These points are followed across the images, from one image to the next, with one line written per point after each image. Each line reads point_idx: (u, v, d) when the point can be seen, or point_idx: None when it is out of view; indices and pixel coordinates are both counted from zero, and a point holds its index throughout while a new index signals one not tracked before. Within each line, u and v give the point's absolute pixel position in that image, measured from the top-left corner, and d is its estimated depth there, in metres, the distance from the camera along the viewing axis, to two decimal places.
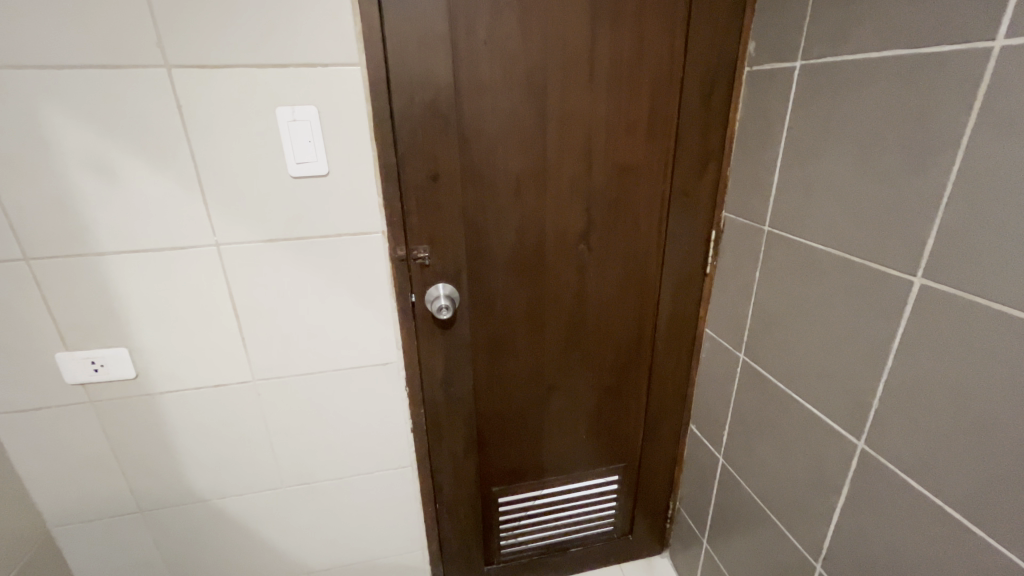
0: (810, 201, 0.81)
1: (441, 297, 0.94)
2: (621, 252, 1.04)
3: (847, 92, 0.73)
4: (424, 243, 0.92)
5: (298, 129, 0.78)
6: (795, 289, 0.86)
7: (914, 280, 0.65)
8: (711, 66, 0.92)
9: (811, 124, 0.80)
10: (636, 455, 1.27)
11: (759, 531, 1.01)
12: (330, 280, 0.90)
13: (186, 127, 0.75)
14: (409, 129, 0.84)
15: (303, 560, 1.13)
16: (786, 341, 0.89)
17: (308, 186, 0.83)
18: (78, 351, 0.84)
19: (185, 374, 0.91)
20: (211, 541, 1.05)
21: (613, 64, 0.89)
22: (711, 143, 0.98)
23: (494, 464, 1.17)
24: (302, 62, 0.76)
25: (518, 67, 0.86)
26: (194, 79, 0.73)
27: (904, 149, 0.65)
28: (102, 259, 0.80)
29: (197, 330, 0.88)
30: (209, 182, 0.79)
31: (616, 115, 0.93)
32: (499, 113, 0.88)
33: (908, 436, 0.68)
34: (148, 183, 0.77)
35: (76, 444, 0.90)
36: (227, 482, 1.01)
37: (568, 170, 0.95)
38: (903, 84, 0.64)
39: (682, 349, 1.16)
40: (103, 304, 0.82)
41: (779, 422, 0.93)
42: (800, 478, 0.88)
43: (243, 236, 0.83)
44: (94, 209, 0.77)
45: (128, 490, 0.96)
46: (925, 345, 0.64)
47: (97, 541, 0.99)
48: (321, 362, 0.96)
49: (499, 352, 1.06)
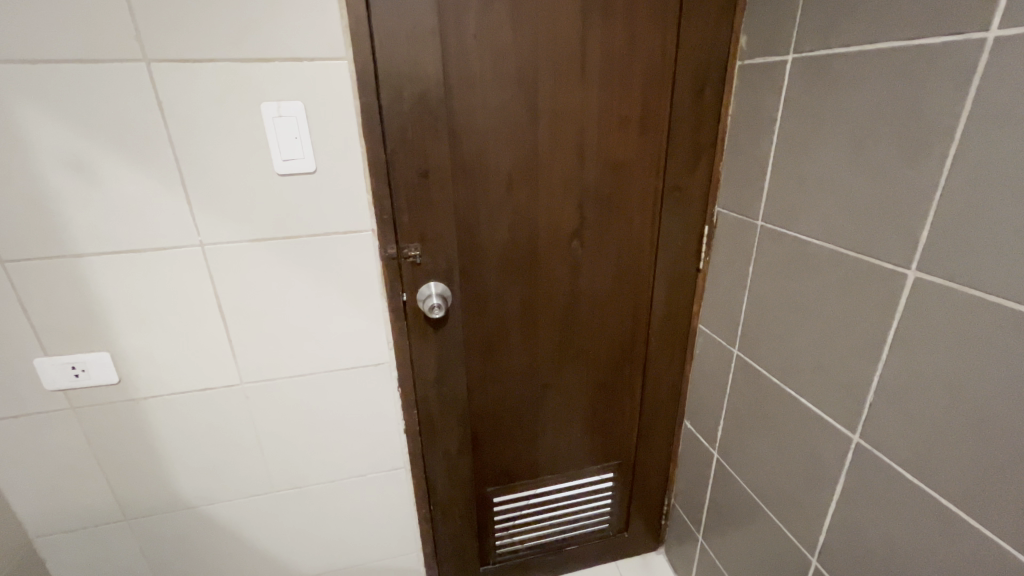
0: (804, 196, 0.80)
1: (433, 296, 0.93)
2: (614, 248, 1.03)
3: (839, 85, 0.72)
4: (415, 241, 0.90)
5: (283, 125, 0.76)
6: (788, 284, 0.86)
7: (909, 273, 0.65)
8: (703, 60, 0.92)
9: (804, 117, 0.79)
10: (632, 452, 1.26)
11: (754, 526, 1.01)
12: (320, 280, 0.88)
13: (168, 124, 0.73)
14: (398, 125, 0.82)
15: (295, 565, 1.11)
16: (780, 336, 0.89)
17: (295, 184, 0.81)
18: (58, 357, 0.81)
19: (170, 378, 0.88)
20: (201, 547, 1.03)
21: (605, 59, 0.88)
22: (703, 137, 0.98)
23: (489, 464, 1.16)
24: (287, 57, 0.74)
25: (508, 61, 0.84)
26: (175, 75, 0.71)
27: (897, 142, 0.65)
28: (82, 261, 0.77)
29: (184, 332, 0.86)
30: (193, 180, 0.77)
31: (609, 110, 0.92)
32: (491, 108, 0.86)
33: (903, 430, 0.68)
34: (128, 182, 0.75)
35: (58, 452, 0.88)
36: (215, 487, 0.98)
37: (561, 167, 0.94)
38: (896, 77, 0.64)
39: (676, 346, 1.16)
40: (84, 307, 0.80)
41: (774, 417, 0.92)
42: (796, 473, 0.88)
43: (229, 236, 0.81)
44: (74, 209, 0.74)
45: (113, 497, 0.93)
46: (919, 338, 0.65)
47: (82, 550, 0.96)
48: (312, 363, 0.94)
49: (493, 351, 1.05)
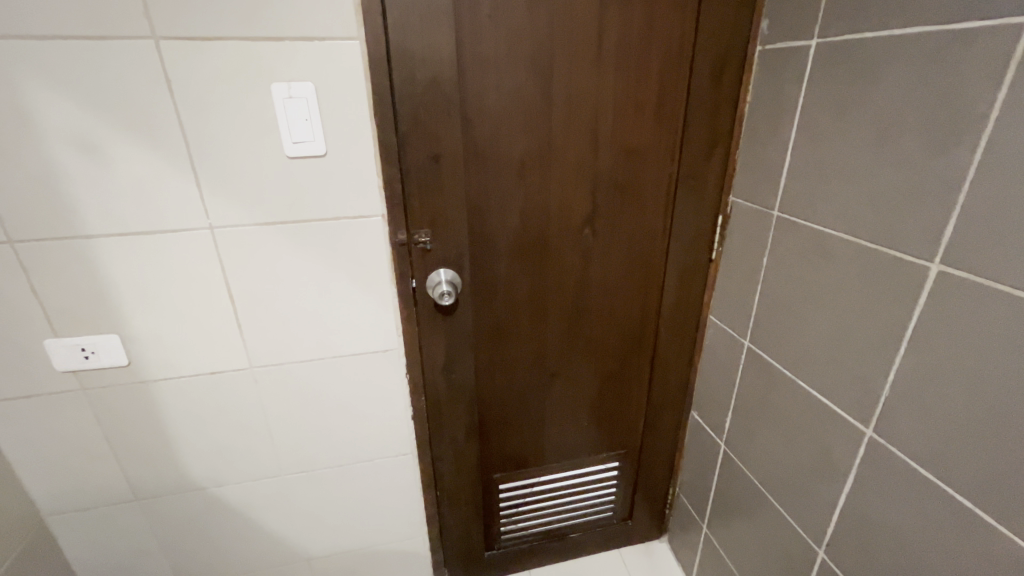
0: (823, 187, 0.79)
1: (442, 283, 0.92)
2: (626, 237, 1.02)
3: (865, 72, 0.70)
4: (425, 227, 0.89)
5: (294, 107, 0.75)
6: (804, 276, 0.84)
7: (931, 267, 0.64)
8: (723, 46, 0.90)
9: (826, 105, 0.77)
10: (638, 441, 1.26)
11: (760, 518, 1.01)
12: (329, 265, 0.87)
13: (177, 105, 0.72)
14: (411, 108, 0.81)
15: (303, 547, 1.12)
16: (793, 329, 0.88)
17: (305, 167, 0.80)
18: (68, 339, 0.81)
19: (180, 362, 0.88)
20: (210, 527, 1.04)
21: (621, 43, 0.86)
22: (720, 124, 0.96)
23: (495, 451, 1.17)
24: (297, 36, 0.72)
25: (524, 43, 0.82)
26: (183, 53, 0.70)
27: (925, 131, 0.63)
28: (92, 242, 0.77)
29: (193, 316, 0.85)
30: (202, 162, 0.76)
31: (624, 96, 0.90)
32: (504, 92, 0.85)
33: (917, 425, 0.67)
34: (138, 162, 0.74)
35: (70, 433, 0.88)
36: (225, 469, 0.99)
37: (573, 153, 0.92)
38: (927, 63, 0.62)
39: (685, 337, 1.15)
40: (94, 289, 0.79)
41: (784, 410, 0.92)
42: (805, 466, 0.88)
43: (238, 219, 0.80)
44: (82, 189, 0.73)
45: (124, 478, 0.94)
46: (940, 333, 0.63)
47: (93, 529, 0.97)
48: (321, 349, 0.94)
49: (502, 338, 1.04)
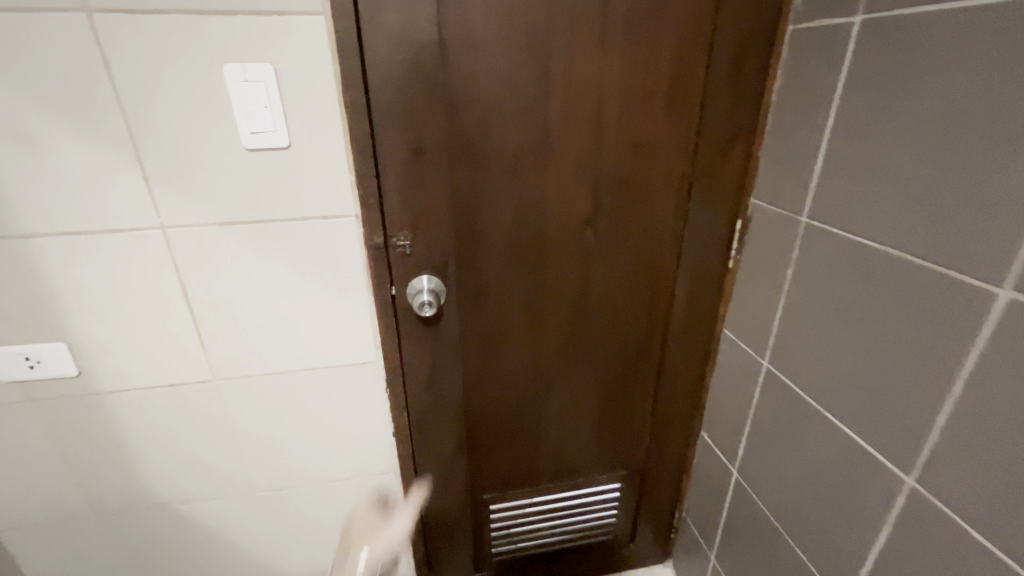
0: (862, 191, 0.68)
1: (424, 292, 0.83)
2: (631, 241, 0.91)
3: (923, 54, 0.59)
4: (405, 228, 0.80)
5: (250, 92, 0.66)
6: (836, 294, 0.73)
7: (1001, 294, 0.53)
8: (747, 27, 0.78)
9: (869, 95, 0.66)
10: (642, 461, 1.17)
11: (774, 557, 0.91)
12: (298, 270, 0.79)
13: (117, 89, 0.64)
14: (387, 95, 0.71)
15: (277, 567, 1.05)
16: (820, 353, 0.77)
17: (266, 160, 0.71)
18: (10, 346, 0.74)
19: (135, 372, 0.81)
20: (177, 545, 0.97)
21: (630, 21, 0.75)
22: (741, 116, 0.85)
23: (486, 470, 1.08)
24: (253, 10, 0.63)
25: (518, 20, 0.72)
26: (121, 28, 0.61)
27: (998, 127, 0.52)
28: (29, 242, 0.69)
29: (147, 323, 0.78)
30: (149, 154, 0.67)
31: (632, 82, 0.79)
32: (495, 76, 0.74)
33: (973, 478, 0.57)
34: (76, 154, 0.66)
35: (20, 446, 0.82)
36: (189, 486, 0.92)
37: (573, 146, 0.81)
38: (1004, 43, 0.51)
39: (696, 351, 1.05)
40: (35, 294, 0.72)
41: (807, 442, 0.81)
42: (829, 507, 0.78)
43: (192, 217, 0.72)
44: (16, 183, 0.66)
45: (80, 494, 0.88)
46: (1007, 373, 0.53)
47: (50, 546, 0.91)
48: (290, 360, 0.86)
49: (493, 350, 0.95)
